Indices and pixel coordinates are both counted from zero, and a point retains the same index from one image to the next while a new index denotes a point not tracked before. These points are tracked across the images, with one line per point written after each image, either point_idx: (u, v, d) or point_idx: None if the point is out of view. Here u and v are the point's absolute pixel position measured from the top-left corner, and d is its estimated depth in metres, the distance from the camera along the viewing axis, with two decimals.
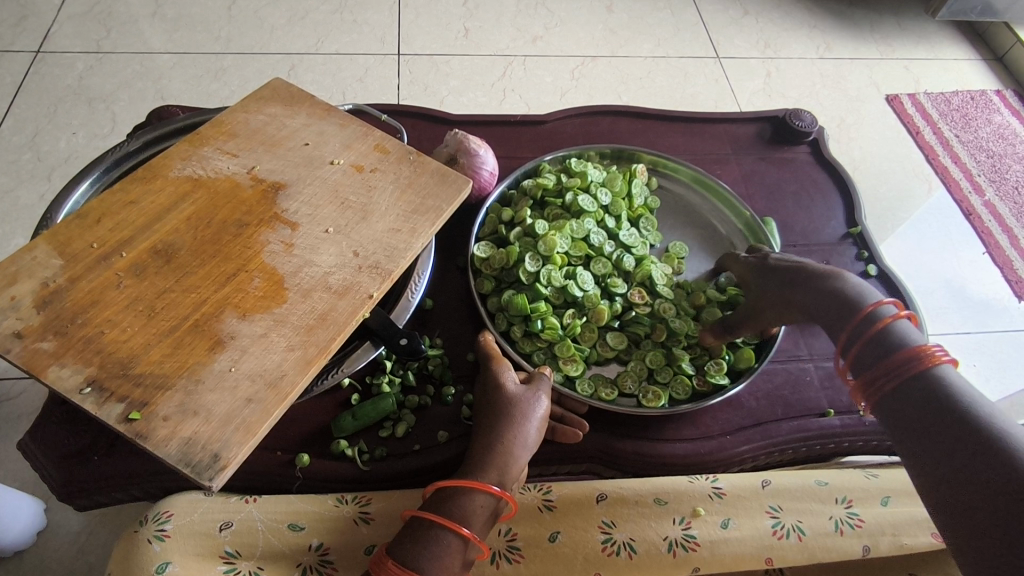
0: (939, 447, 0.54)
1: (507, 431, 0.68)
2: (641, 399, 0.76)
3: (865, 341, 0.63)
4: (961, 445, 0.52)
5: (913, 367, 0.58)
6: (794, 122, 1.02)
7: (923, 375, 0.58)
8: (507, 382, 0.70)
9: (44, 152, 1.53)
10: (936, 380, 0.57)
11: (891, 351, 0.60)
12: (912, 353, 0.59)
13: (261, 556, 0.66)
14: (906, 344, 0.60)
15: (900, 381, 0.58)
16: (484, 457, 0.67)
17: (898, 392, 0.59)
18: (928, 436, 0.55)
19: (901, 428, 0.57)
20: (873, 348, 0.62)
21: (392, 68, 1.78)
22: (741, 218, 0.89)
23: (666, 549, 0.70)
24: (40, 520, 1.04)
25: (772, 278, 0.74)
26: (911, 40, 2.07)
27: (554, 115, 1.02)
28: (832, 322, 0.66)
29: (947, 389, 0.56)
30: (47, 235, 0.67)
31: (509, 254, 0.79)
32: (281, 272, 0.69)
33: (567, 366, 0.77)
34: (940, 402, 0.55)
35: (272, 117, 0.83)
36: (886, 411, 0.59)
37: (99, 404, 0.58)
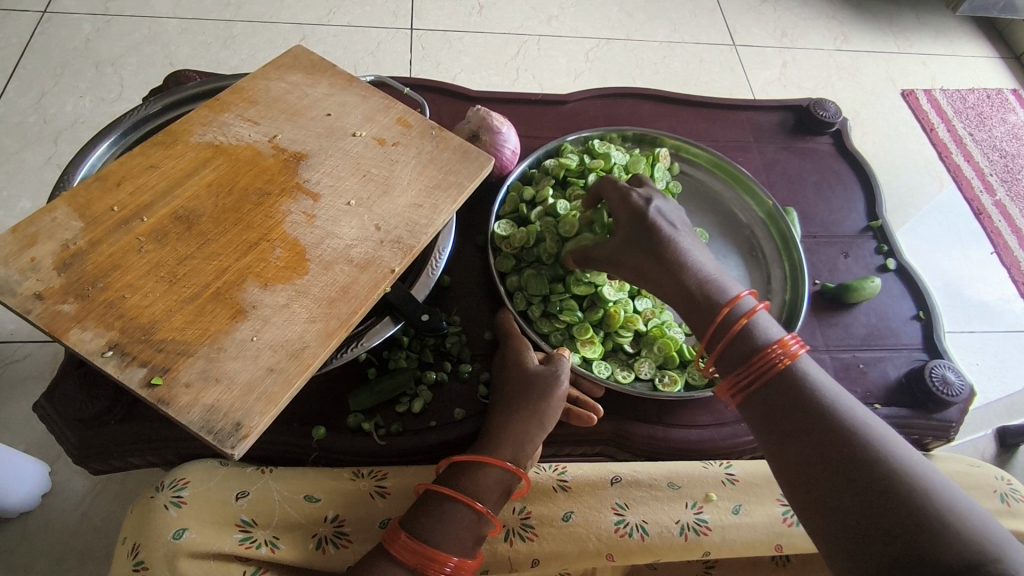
0: (811, 455, 0.56)
1: (523, 408, 0.68)
2: (658, 383, 0.75)
3: (728, 340, 0.64)
4: (823, 443, 0.56)
5: (772, 368, 0.61)
6: (819, 112, 1.01)
7: (780, 376, 0.60)
8: (528, 360, 0.71)
9: (50, 114, 1.51)
10: (794, 380, 0.60)
11: (751, 353, 0.62)
12: (769, 353, 0.61)
13: (278, 527, 0.66)
14: (765, 342, 0.62)
15: (762, 384, 0.61)
16: (498, 434, 0.67)
17: (767, 400, 0.61)
18: (801, 446, 0.57)
19: (770, 428, 0.60)
20: (736, 347, 0.64)
21: (404, 43, 1.75)
22: (763, 207, 0.88)
23: (678, 532, 0.71)
24: (46, 483, 1.05)
25: (640, 237, 0.68)
26: (929, 35, 2.05)
27: (575, 95, 1.00)
28: (692, 317, 0.66)
29: (807, 388, 0.59)
30: (67, 196, 0.66)
31: (530, 233, 0.79)
32: (303, 243, 0.68)
33: (585, 347, 0.76)
34: (800, 402, 0.59)
35: (293, 86, 0.81)
36: (752, 414, 0.62)
37: (121, 367, 0.57)
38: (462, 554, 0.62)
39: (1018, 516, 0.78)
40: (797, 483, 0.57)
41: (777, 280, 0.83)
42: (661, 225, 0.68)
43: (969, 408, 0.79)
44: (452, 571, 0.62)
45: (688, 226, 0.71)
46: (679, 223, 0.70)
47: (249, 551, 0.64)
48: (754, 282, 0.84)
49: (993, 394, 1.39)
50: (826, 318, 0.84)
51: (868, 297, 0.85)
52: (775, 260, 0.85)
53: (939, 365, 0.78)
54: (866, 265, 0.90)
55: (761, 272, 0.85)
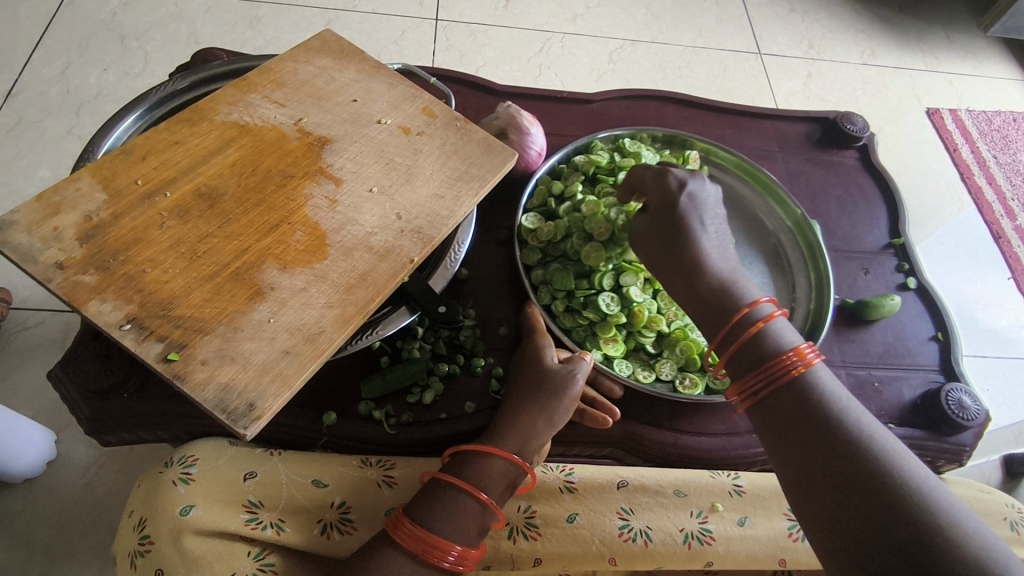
0: (817, 466, 0.56)
1: (534, 403, 0.68)
2: (678, 385, 0.75)
3: (742, 344, 0.63)
4: (830, 455, 0.55)
5: (785, 376, 0.60)
6: (846, 125, 1.00)
7: (792, 384, 0.60)
8: (547, 356, 0.71)
9: (73, 85, 1.51)
10: (805, 390, 0.59)
11: (765, 358, 0.62)
12: (784, 360, 0.60)
13: (284, 510, 0.66)
14: (780, 349, 0.61)
15: (774, 391, 0.60)
16: (507, 424, 0.68)
17: (776, 407, 0.60)
18: (808, 456, 0.56)
19: (777, 437, 0.59)
20: (750, 351, 0.62)
21: (428, 33, 1.74)
22: (791, 216, 0.87)
23: (682, 541, 0.70)
24: (51, 451, 1.06)
25: (664, 234, 0.69)
26: (957, 54, 2.02)
27: (601, 95, 0.99)
28: (708, 314, 0.66)
29: (818, 397, 0.58)
30: (92, 168, 0.66)
31: (558, 227, 0.79)
32: (324, 227, 0.68)
33: (607, 345, 0.75)
34: (810, 412, 0.58)
35: (321, 69, 0.81)
36: (758, 419, 0.61)
37: (138, 342, 0.57)
38: (466, 544, 0.62)
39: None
40: (801, 494, 0.56)
41: (801, 289, 0.82)
42: (688, 222, 0.68)
43: (983, 433, 0.78)
44: (454, 560, 0.61)
45: (718, 216, 0.71)
46: (709, 214, 0.70)
47: (255, 532, 0.64)
48: (778, 289, 0.83)
49: (1001, 420, 1.38)
50: (844, 332, 0.83)
51: (887, 314, 0.84)
52: (801, 269, 0.84)
53: (956, 389, 0.78)
54: (887, 282, 0.89)
55: (785, 280, 0.84)
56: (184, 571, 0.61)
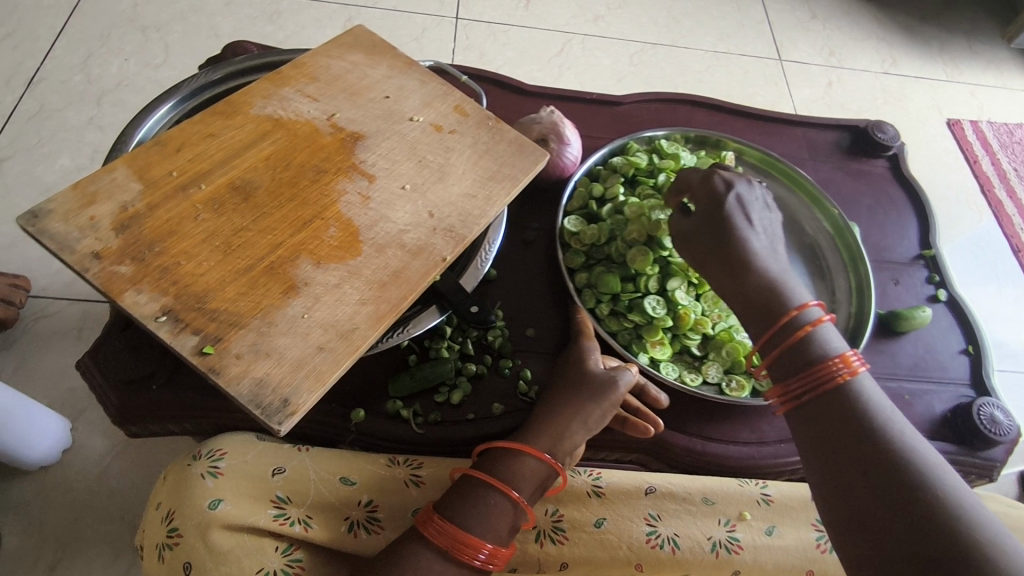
0: (859, 483, 0.54)
1: (571, 402, 0.68)
2: (725, 387, 0.75)
3: (785, 347, 0.62)
4: (865, 462, 0.54)
5: (830, 382, 0.59)
6: (877, 134, 0.99)
7: (837, 391, 0.58)
8: (591, 359, 0.71)
9: (94, 75, 1.51)
10: (850, 398, 0.57)
11: (809, 363, 0.60)
12: (830, 366, 0.59)
13: (311, 506, 0.66)
14: (825, 354, 0.60)
15: (816, 396, 0.59)
16: (540, 423, 0.68)
17: (817, 419, 0.58)
18: (850, 471, 0.54)
19: (811, 442, 0.58)
20: (793, 355, 0.61)
21: (449, 31, 1.74)
22: (830, 219, 0.88)
23: (710, 549, 0.70)
24: (67, 440, 1.07)
25: (710, 227, 0.68)
26: (979, 65, 2.01)
27: (630, 97, 0.99)
28: (755, 315, 0.65)
29: (857, 404, 0.57)
30: (127, 158, 0.66)
31: (603, 230, 0.79)
32: (357, 224, 0.67)
33: (654, 348, 0.75)
34: (846, 418, 0.57)
35: (353, 65, 0.81)
36: (798, 424, 0.60)
37: (174, 334, 0.57)
38: (497, 542, 0.62)
39: None
40: (831, 499, 0.55)
41: (841, 291, 0.83)
42: (734, 216, 0.67)
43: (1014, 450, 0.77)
44: (485, 558, 0.61)
45: (767, 217, 0.71)
46: (756, 215, 0.69)
47: (282, 528, 0.64)
48: (819, 292, 0.83)
49: None
50: (875, 343, 0.83)
51: (918, 326, 0.83)
52: (839, 271, 0.84)
53: (987, 403, 0.77)
54: (917, 293, 0.88)
55: (826, 284, 0.84)
56: (211, 565, 0.61)
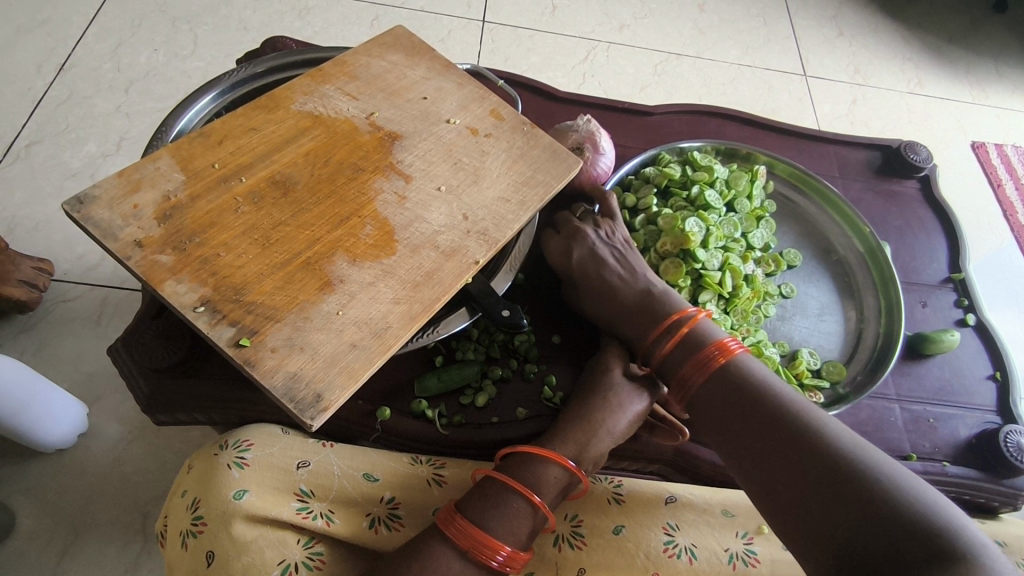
0: (786, 477, 0.58)
1: (601, 413, 0.68)
2: None
3: (674, 347, 0.71)
4: (766, 431, 0.62)
5: (711, 369, 0.67)
6: (910, 155, 0.99)
7: (713, 376, 0.67)
8: (614, 367, 0.72)
9: (124, 64, 1.53)
10: (729, 378, 0.66)
11: (694, 357, 0.69)
12: (709, 354, 0.68)
13: (334, 501, 0.66)
14: (707, 346, 0.69)
15: (710, 385, 0.67)
16: (566, 431, 0.68)
17: (734, 419, 0.64)
18: (774, 465, 0.60)
19: (721, 427, 0.65)
20: (682, 352, 0.70)
21: (475, 34, 1.75)
22: (864, 241, 0.88)
23: (727, 560, 0.69)
24: (83, 424, 1.07)
25: (586, 285, 0.76)
26: (1005, 89, 2.00)
27: (662, 108, 0.99)
28: (638, 331, 0.73)
29: (748, 382, 0.65)
30: (171, 148, 0.67)
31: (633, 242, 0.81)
32: (393, 223, 0.68)
33: None
34: (744, 396, 0.65)
35: (393, 65, 0.81)
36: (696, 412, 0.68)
37: (211, 325, 0.58)
38: (515, 545, 0.62)
39: None
40: (751, 476, 0.61)
41: (870, 310, 0.84)
42: (600, 268, 0.76)
43: None
44: (503, 560, 0.61)
45: (621, 253, 0.78)
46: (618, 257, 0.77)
47: (305, 522, 0.64)
48: (846, 313, 0.85)
49: None
50: (900, 365, 0.82)
51: (945, 350, 0.83)
52: (869, 290, 0.85)
53: (1014, 431, 0.76)
54: (945, 317, 0.88)
55: (854, 303, 0.86)
56: (235, 555, 0.62)
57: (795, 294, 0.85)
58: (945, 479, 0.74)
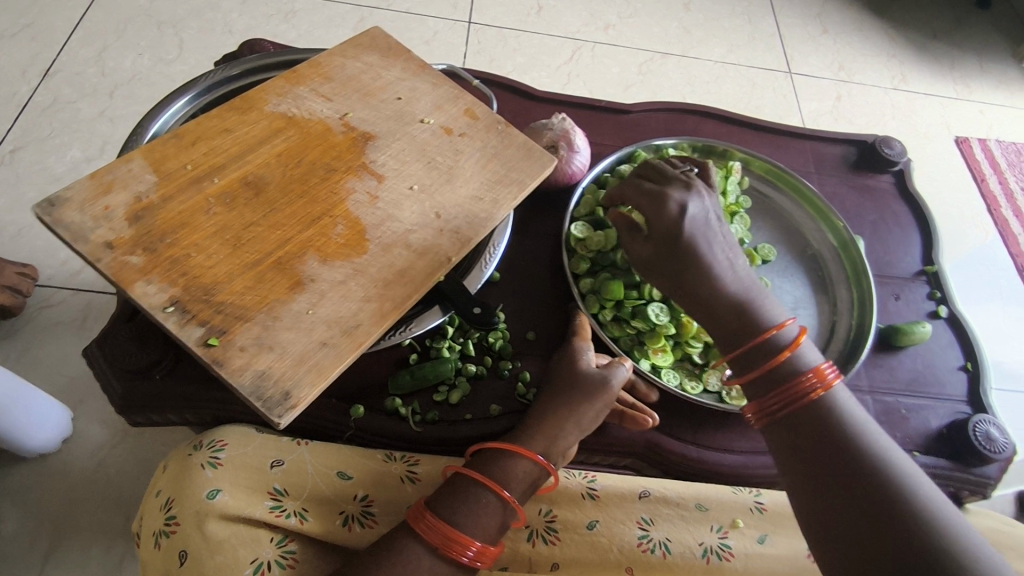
0: (844, 517, 0.55)
1: (568, 406, 0.69)
2: (724, 396, 0.76)
3: (762, 364, 0.63)
4: (844, 471, 0.56)
5: (805, 399, 0.61)
6: (884, 150, 0.99)
7: (809, 406, 0.60)
8: (584, 359, 0.72)
9: (110, 68, 1.53)
10: (824, 412, 0.60)
11: (785, 380, 0.62)
12: (803, 383, 0.61)
13: (307, 500, 0.67)
14: (799, 372, 0.62)
15: (792, 411, 0.61)
16: (534, 426, 0.69)
17: (798, 443, 0.59)
18: (835, 504, 0.55)
19: (792, 453, 0.60)
20: (767, 372, 0.63)
21: (460, 35, 1.76)
22: (836, 234, 0.89)
23: (700, 555, 0.70)
24: (67, 428, 1.07)
25: (673, 259, 0.66)
26: (989, 84, 2.01)
27: (639, 106, 1.00)
28: (726, 329, 0.65)
29: (834, 417, 0.59)
30: (143, 150, 0.67)
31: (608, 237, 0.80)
32: (365, 222, 0.68)
33: (656, 355, 0.76)
34: (827, 430, 0.58)
35: (368, 66, 0.82)
36: (772, 439, 0.62)
37: (181, 325, 0.58)
38: (485, 541, 0.62)
39: None
40: (811, 509, 0.57)
41: (843, 303, 0.85)
42: (698, 243, 0.65)
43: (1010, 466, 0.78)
44: (473, 555, 0.62)
45: (721, 228, 0.67)
46: (715, 231, 0.67)
47: (278, 520, 0.65)
48: (821, 306, 0.85)
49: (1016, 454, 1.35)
50: (874, 357, 0.83)
51: (917, 341, 0.84)
52: (842, 283, 0.86)
53: (983, 421, 0.78)
54: (917, 309, 0.89)
55: (827, 296, 0.86)
56: (208, 554, 0.62)
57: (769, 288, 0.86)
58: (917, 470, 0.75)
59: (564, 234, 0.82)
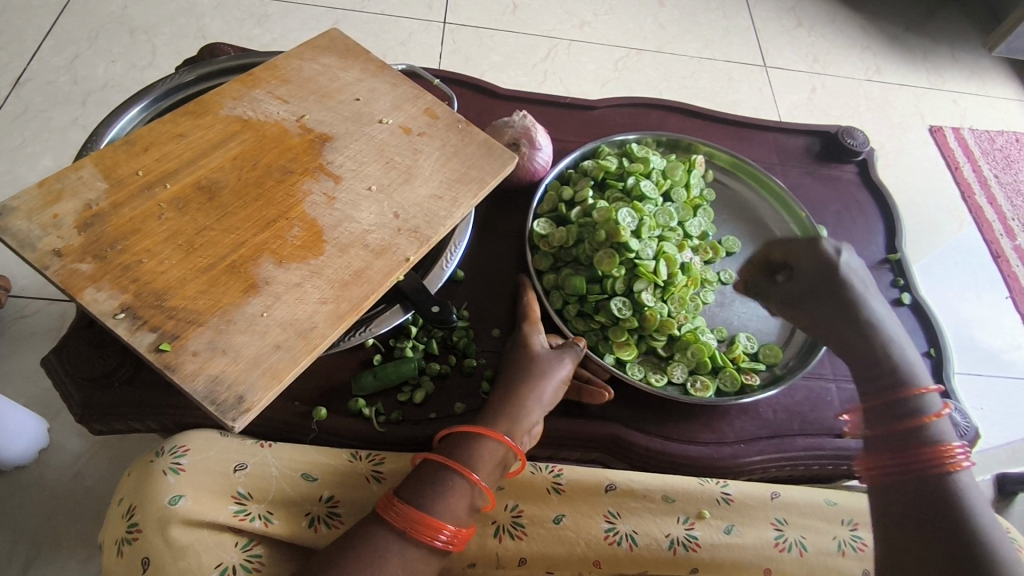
0: (920, 561, 0.58)
1: (525, 385, 0.69)
2: (689, 388, 0.76)
3: (897, 421, 0.69)
4: (934, 522, 0.59)
5: (927, 456, 0.64)
6: (847, 140, 1.00)
7: (932, 463, 0.63)
8: (535, 342, 0.72)
9: (80, 76, 1.52)
10: (947, 480, 0.62)
11: (913, 437, 0.66)
12: (931, 444, 0.65)
13: (272, 502, 0.67)
14: (929, 436, 0.66)
15: (908, 462, 0.65)
16: (497, 408, 0.69)
17: (907, 493, 0.63)
18: (916, 545, 0.59)
19: (892, 496, 0.64)
20: (898, 428, 0.68)
21: (436, 35, 1.75)
22: (798, 221, 0.90)
23: (667, 546, 0.71)
24: (43, 439, 1.06)
25: (832, 293, 0.77)
26: (962, 74, 2.03)
27: (604, 102, 1.00)
28: (868, 371, 0.73)
29: (950, 481, 0.62)
30: (94, 156, 0.67)
31: (570, 232, 0.80)
32: (321, 224, 0.68)
33: (620, 349, 0.77)
34: (933, 488, 0.62)
35: (325, 68, 0.82)
36: (884, 481, 0.65)
37: (132, 331, 0.58)
38: (457, 523, 0.63)
39: None
40: (890, 543, 0.61)
41: None
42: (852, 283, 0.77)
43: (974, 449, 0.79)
44: (446, 539, 0.62)
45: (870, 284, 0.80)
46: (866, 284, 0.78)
47: (242, 524, 0.65)
48: None
49: (994, 440, 1.36)
50: None
51: None
52: None
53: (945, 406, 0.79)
54: (881, 297, 0.90)
55: None
56: (169, 560, 0.62)
57: (733, 280, 0.86)
58: None
59: (527, 231, 0.83)
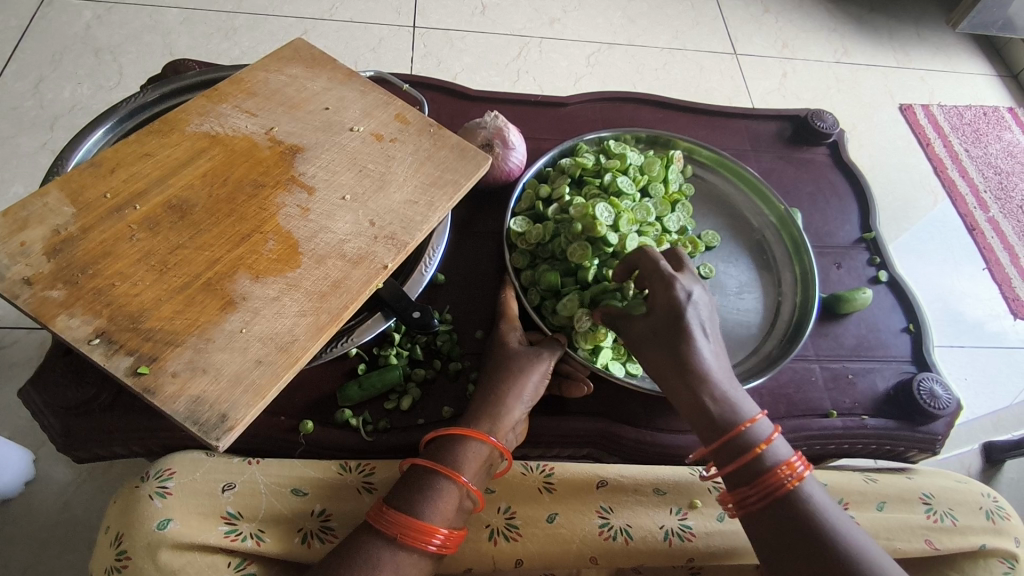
0: None
1: (504, 383, 0.68)
2: None
3: (736, 464, 0.63)
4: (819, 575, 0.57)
5: (778, 493, 0.61)
6: (817, 123, 1.01)
7: (787, 499, 0.61)
8: (512, 339, 0.72)
9: (47, 100, 1.49)
10: (804, 506, 0.60)
11: (758, 478, 0.62)
12: (777, 479, 0.61)
13: (263, 520, 0.66)
14: (770, 470, 0.62)
15: (768, 507, 0.61)
16: (479, 407, 0.69)
17: (778, 542, 0.60)
18: None
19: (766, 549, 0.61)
20: (743, 472, 0.63)
21: (406, 40, 1.74)
22: (775, 212, 0.91)
23: (662, 537, 0.71)
24: (29, 471, 1.03)
25: (665, 342, 0.66)
26: (928, 51, 2.06)
27: (575, 98, 1.00)
28: (701, 423, 0.66)
29: (808, 512, 0.60)
30: (60, 181, 0.66)
31: (546, 229, 0.80)
32: (296, 236, 0.68)
33: None
34: (800, 529, 0.59)
35: (293, 78, 0.81)
36: (756, 534, 0.62)
37: (108, 356, 0.57)
38: (449, 526, 0.63)
39: (1004, 535, 0.73)
40: None
41: (787, 283, 0.86)
42: (689, 329, 0.66)
43: (956, 421, 0.81)
44: (439, 543, 0.62)
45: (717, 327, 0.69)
46: (711, 325, 0.68)
47: (234, 544, 0.64)
48: (765, 286, 0.87)
49: (979, 409, 1.39)
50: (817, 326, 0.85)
51: (859, 308, 0.86)
52: (785, 262, 0.88)
53: (927, 378, 0.80)
54: (858, 276, 0.91)
55: (771, 276, 0.88)
56: None
57: (713, 274, 0.85)
58: (864, 432, 0.78)
59: (505, 229, 0.83)
